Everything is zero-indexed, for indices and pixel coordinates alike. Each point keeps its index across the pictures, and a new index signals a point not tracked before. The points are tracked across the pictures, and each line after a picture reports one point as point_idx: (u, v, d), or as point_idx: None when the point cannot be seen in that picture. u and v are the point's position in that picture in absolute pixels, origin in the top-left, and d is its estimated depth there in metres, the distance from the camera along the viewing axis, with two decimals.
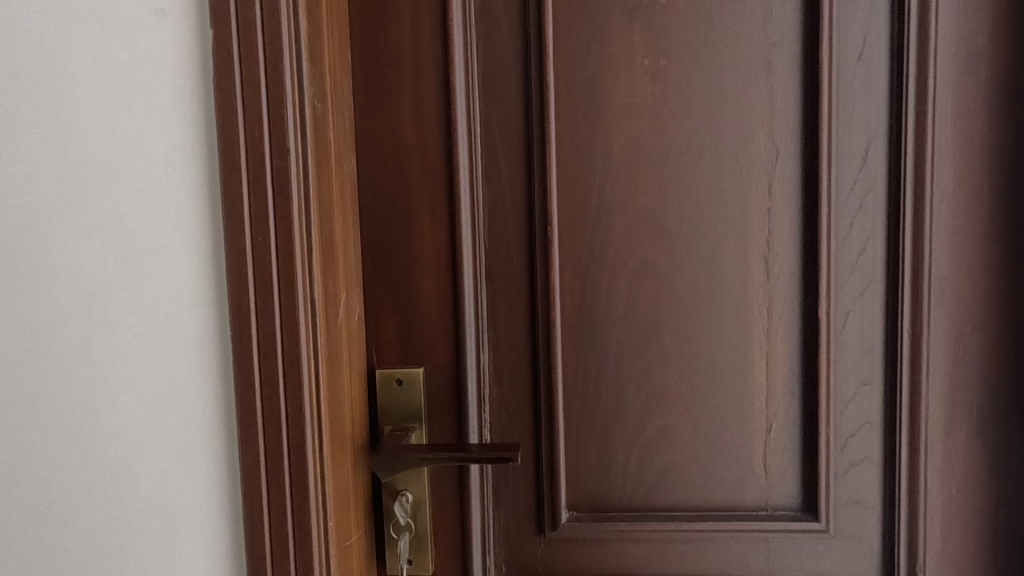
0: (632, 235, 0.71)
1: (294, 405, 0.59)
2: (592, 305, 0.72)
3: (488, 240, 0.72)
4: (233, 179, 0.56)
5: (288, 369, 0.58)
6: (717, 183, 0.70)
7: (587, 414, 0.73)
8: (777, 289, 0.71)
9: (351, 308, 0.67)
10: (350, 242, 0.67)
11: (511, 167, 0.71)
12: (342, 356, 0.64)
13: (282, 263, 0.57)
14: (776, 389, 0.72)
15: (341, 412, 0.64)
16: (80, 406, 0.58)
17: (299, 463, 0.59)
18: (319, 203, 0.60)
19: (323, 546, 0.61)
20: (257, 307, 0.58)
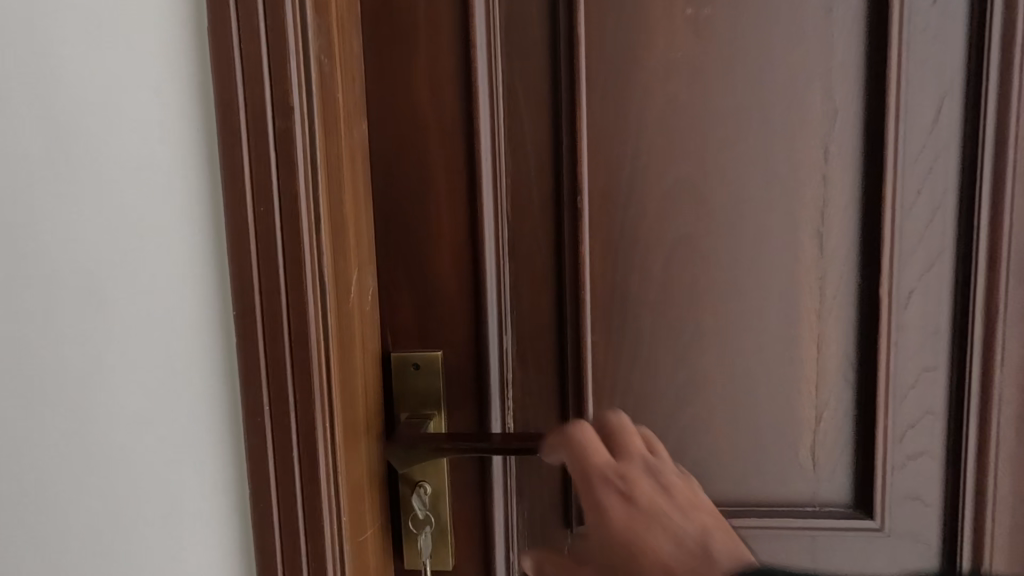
0: (670, 206, 0.64)
1: (302, 390, 0.54)
2: (624, 284, 0.66)
3: (511, 212, 0.66)
4: (233, 143, 0.51)
5: (296, 353, 0.54)
6: (767, 148, 0.63)
7: (618, 402, 0.68)
8: (831, 264, 0.64)
9: (364, 288, 0.62)
10: (363, 215, 0.61)
11: (536, 132, 0.64)
12: (354, 337, 0.59)
13: (288, 235, 0.52)
14: (827, 376, 0.66)
15: (354, 398, 0.59)
16: (70, 439, 0.48)
17: (309, 453, 0.55)
18: (327, 170, 0.54)
19: (337, 541, 0.57)
20: (261, 286, 0.53)
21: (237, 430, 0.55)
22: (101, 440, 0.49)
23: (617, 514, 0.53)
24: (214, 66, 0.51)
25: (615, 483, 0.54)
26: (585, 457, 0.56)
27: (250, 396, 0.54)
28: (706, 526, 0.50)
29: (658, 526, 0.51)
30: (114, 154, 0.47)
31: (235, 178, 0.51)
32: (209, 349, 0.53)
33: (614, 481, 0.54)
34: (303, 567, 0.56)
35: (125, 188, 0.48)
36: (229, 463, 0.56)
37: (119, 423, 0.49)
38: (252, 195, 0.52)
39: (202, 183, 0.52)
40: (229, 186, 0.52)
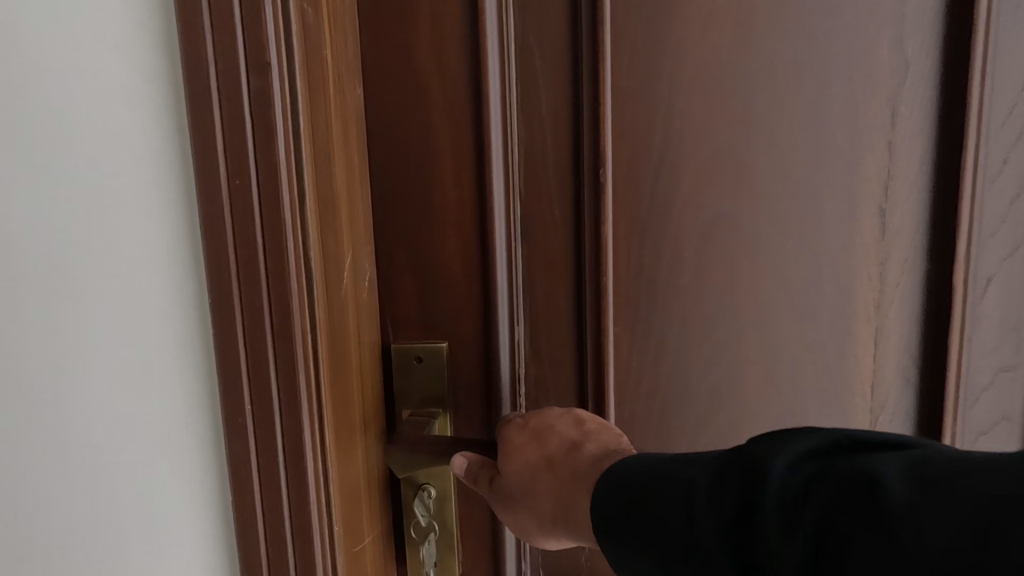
0: (704, 180, 0.56)
1: (287, 388, 0.48)
2: (651, 269, 0.58)
3: (523, 188, 0.58)
4: (204, 106, 0.45)
5: (280, 346, 0.48)
6: (825, 113, 0.54)
7: (644, 403, 0.61)
8: (895, 247, 0.55)
9: (361, 274, 0.55)
10: (358, 193, 0.55)
11: (553, 95, 0.56)
12: (349, 328, 0.53)
13: (268, 214, 0.46)
14: (885, 375, 0.57)
15: (348, 396, 0.53)
16: (61, 467, 0.41)
17: (296, 458, 0.49)
18: (313, 140, 0.48)
19: (329, 552, 0.52)
20: (240, 271, 0.46)
21: (219, 433, 0.50)
22: (94, 459, 0.42)
23: (518, 438, 0.55)
24: (178, 13, 0.44)
25: (520, 417, 0.56)
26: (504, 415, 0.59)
27: (231, 394, 0.48)
28: (589, 435, 0.53)
29: (549, 443, 0.53)
30: (81, 122, 0.40)
31: (207, 148, 0.45)
32: (187, 348, 0.47)
33: (518, 419, 0.56)
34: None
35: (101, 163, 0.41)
36: (218, 471, 0.50)
37: (108, 437, 0.43)
38: (227, 167, 0.45)
39: (176, 155, 0.45)
40: (202, 157, 0.45)
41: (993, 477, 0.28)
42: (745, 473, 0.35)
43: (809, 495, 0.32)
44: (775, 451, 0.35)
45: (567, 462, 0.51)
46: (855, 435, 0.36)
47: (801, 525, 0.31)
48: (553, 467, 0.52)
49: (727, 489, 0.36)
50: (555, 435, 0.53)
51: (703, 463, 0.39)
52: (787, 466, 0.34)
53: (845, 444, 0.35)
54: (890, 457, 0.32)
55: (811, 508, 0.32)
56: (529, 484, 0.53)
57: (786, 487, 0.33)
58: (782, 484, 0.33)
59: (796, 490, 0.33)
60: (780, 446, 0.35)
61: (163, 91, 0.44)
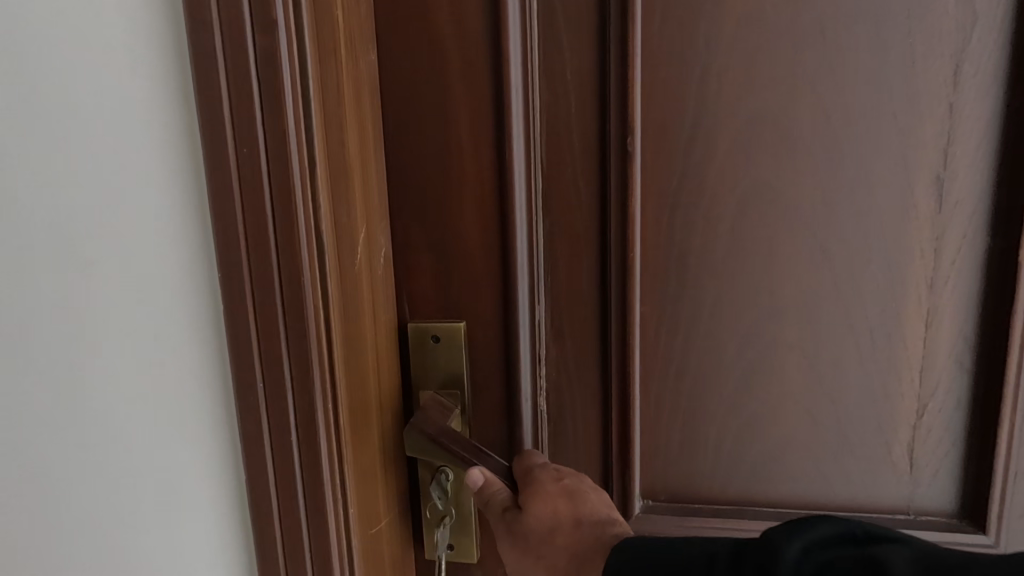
0: (740, 149, 0.52)
1: (299, 367, 0.47)
2: (682, 246, 0.55)
3: (545, 160, 0.55)
4: (208, 67, 0.42)
5: (291, 323, 0.46)
6: (879, 72, 0.49)
7: (671, 388, 0.58)
8: (953, 221, 0.50)
9: (376, 250, 0.53)
10: (372, 164, 0.52)
11: (578, 59, 0.53)
12: (364, 306, 0.51)
13: (276, 184, 0.44)
14: (935, 360, 0.53)
15: (364, 378, 0.51)
16: (74, 433, 0.41)
17: (310, 439, 0.48)
18: (324, 106, 0.45)
19: (343, 536, 0.50)
20: (250, 243, 0.45)
21: (231, 414, 0.48)
22: (104, 439, 0.42)
23: (550, 486, 0.51)
24: None
25: (553, 468, 0.53)
26: (529, 460, 0.55)
27: (242, 370, 0.47)
28: (618, 517, 0.49)
29: (581, 503, 0.49)
30: (80, 86, 0.39)
31: (212, 113, 0.43)
32: (197, 326, 0.45)
33: (552, 471, 0.53)
34: (307, 561, 0.50)
35: (103, 128, 0.40)
36: (233, 451, 0.49)
37: (119, 409, 0.42)
38: (233, 132, 0.43)
39: (179, 122, 0.43)
40: (207, 122, 0.43)
41: None
42: (761, 558, 0.33)
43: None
44: (792, 536, 0.33)
45: (595, 530, 0.48)
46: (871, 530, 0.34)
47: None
48: (578, 529, 0.48)
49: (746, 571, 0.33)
50: (588, 500, 0.50)
51: (722, 543, 0.37)
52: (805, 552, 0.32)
53: (862, 538, 0.34)
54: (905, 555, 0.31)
55: None
56: (548, 537, 0.49)
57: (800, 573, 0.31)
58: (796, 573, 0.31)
59: None
60: (795, 531, 0.34)
61: (164, 52, 0.41)
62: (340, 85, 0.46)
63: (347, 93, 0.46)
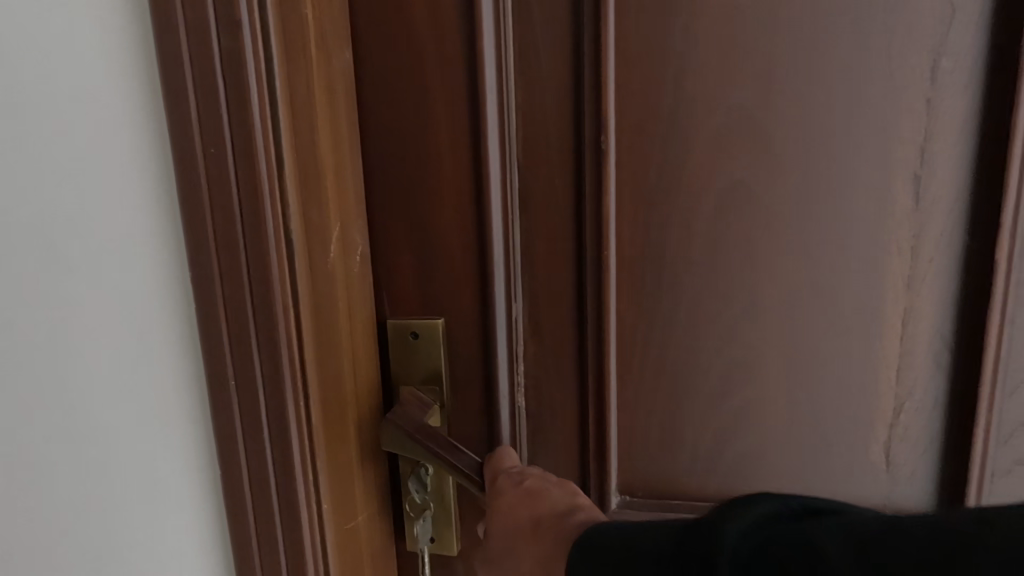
0: (716, 145, 0.52)
1: (269, 365, 0.48)
2: (658, 243, 0.54)
3: (522, 157, 0.55)
4: (175, 70, 0.43)
5: (261, 322, 0.47)
6: (855, 67, 0.48)
7: (649, 385, 0.58)
8: (931, 219, 0.50)
9: (352, 248, 0.52)
10: (348, 160, 0.51)
11: (553, 56, 0.52)
12: (339, 304, 0.51)
13: (245, 185, 0.45)
14: (912, 360, 0.53)
15: (339, 377, 0.51)
16: (56, 443, 0.42)
17: (281, 435, 0.49)
18: (292, 107, 0.45)
19: (317, 528, 0.52)
20: (218, 243, 0.45)
21: (206, 409, 0.50)
22: (88, 432, 0.44)
23: (507, 491, 0.51)
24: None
25: (517, 472, 0.53)
26: (494, 464, 0.55)
27: (217, 366, 0.48)
28: (581, 503, 0.48)
29: (541, 502, 0.49)
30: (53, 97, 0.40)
31: (181, 115, 0.44)
32: (173, 324, 0.47)
33: (512, 474, 0.53)
34: (281, 553, 0.52)
35: (73, 141, 0.41)
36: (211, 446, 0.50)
37: (101, 413, 0.44)
38: (201, 134, 0.44)
39: (151, 127, 0.44)
40: (176, 126, 0.44)
41: (935, 554, 0.28)
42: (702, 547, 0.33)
43: (759, 565, 0.31)
44: (731, 518, 0.34)
45: (552, 527, 0.46)
46: (810, 503, 0.36)
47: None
48: (537, 532, 0.47)
49: (690, 558, 0.33)
50: (547, 496, 0.49)
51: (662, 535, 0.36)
52: (744, 533, 0.33)
53: (795, 509, 0.35)
54: (840, 530, 0.32)
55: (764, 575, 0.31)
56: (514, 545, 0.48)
57: (740, 558, 0.32)
58: (734, 555, 0.32)
59: (750, 557, 0.32)
60: (735, 512, 0.34)
61: (132, 59, 0.42)
62: (309, 83, 0.46)
63: (317, 91, 0.46)
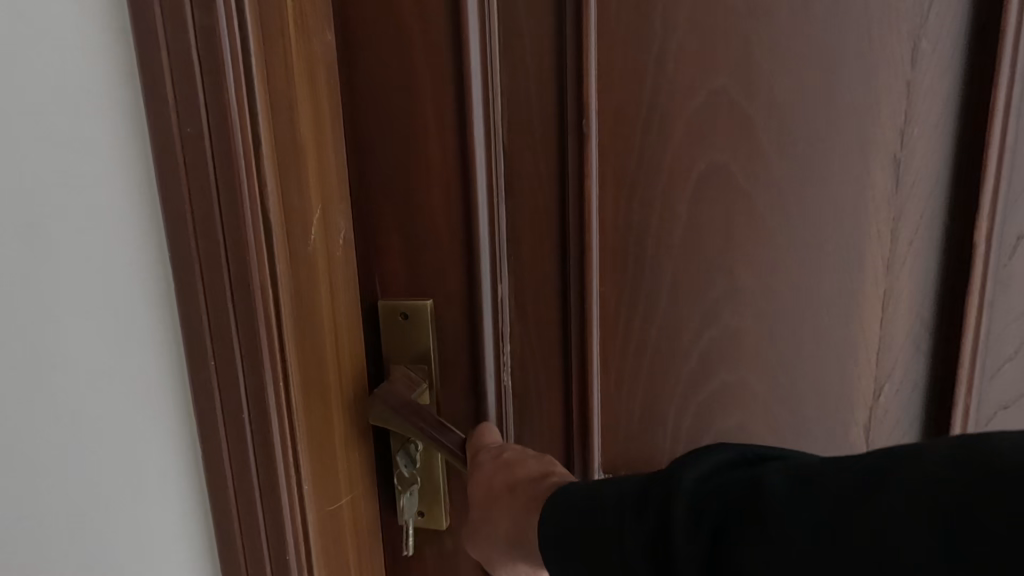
0: (696, 128, 0.52)
1: (248, 341, 0.50)
2: (639, 225, 0.55)
3: (506, 141, 0.56)
4: (152, 59, 0.45)
5: (240, 300, 0.49)
6: (834, 49, 0.49)
7: (631, 365, 0.59)
8: (911, 200, 0.50)
9: (334, 233, 0.55)
10: (328, 148, 0.54)
11: (537, 40, 0.53)
12: (321, 284, 0.53)
13: (222, 167, 0.46)
14: (892, 342, 0.53)
15: (320, 354, 0.54)
16: (55, 428, 0.44)
17: (260, 410, 0.51)
18: (269, 90, 0.47)
19: (297, 500, 0.54)
20: (197, 225, 0.48)
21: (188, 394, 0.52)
22: (83, 418, 0.46)
23: (487, 467, 0.53)
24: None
25: (495, 447, 0.55)
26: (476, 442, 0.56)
27: (197, 343, 0.50)
28: (557, 471, 0.52)
29: (519, 469, 0.52)
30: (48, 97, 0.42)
31: (159, 99, 0.46)
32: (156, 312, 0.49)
33: (492, 449, 0.55)
34: (261, 526, 0.54)
35: (59, 134, 0.42)
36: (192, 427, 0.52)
37: (78, 393, 0.45)
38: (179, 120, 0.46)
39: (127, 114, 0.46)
40: (154, 114, 0.46)
41: (853, 484, 0.31)
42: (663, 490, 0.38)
43: (711, 500, 0.36)
44: (688, 466, 0.38)
45: (527, 492, 0.50)
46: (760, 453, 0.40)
47: (702, 529, 0.35)
48: (512, 496, 0.51)
49: (654, 501, 0.39)
50: (525, 465, 0.52)
51: (631, 483, 0.41)
52: (699, 478, 0.37)
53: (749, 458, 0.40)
54: (778, 466, 0.36)
55: (714, 509, 0.35)
56: (493, 513, 0.51)
57: (693, 501, 0.36)
58: (691, 495, 0.37)
59: (704, 496, 0.36)
60: (694, 462, 0.39)
61: (111, 52, 0.44)
62: (286, 64, 0.48)
63: (294, 70, 0.48)
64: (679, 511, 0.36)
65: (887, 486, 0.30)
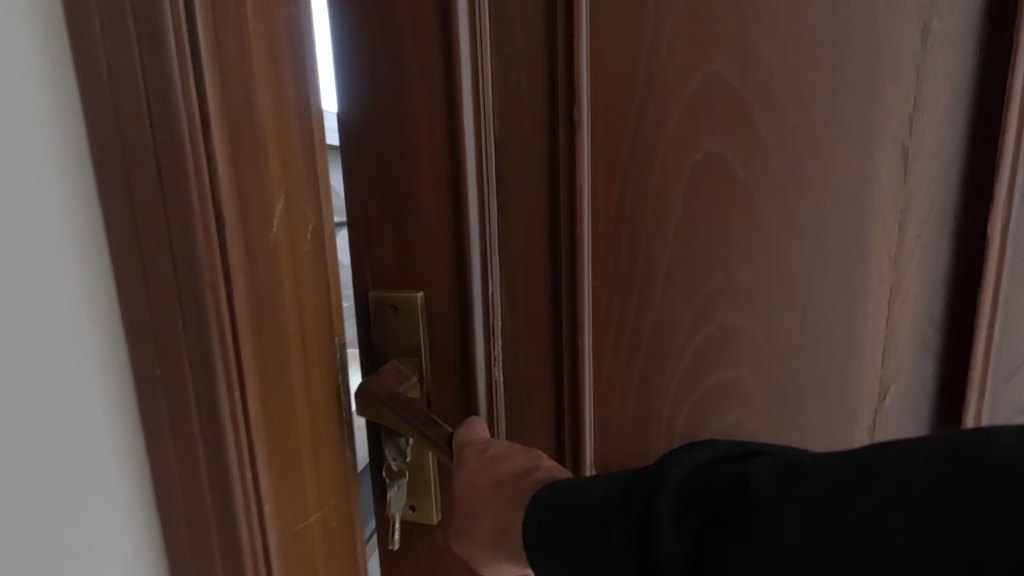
0: (692, 116, 0.51)
1: (196, 352, 0.43)
2: (633, 218, 0.54)
3: (497, 131, 0.54)
4: (83, 27, 0.38)
5: (192, 307, 0.42)
6: (840, 43, 0.48)
7: (624, 361, 0.57)
8: (919, 196, 0.51)
9: (302, 224, 0.48)
10: (295, 129, 0.47)
11: (528, 27, 0.52)
12: (286, 283, 0.47)
13: (165, 151, 0.40)
14: (897, 340, 0.54)
15: (284, 359, 0.48)
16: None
17: (214, 433, 0.44)
18: (219, 59, 0.40)
19: (257, 532, 0.47)
20: (137, 220, 0.41)
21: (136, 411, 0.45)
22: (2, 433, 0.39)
23: (472, 462, 0.52)
24: None
25: (481, 442, 0.54)
26: (466, 434, 0.56)
27: (138, 357, 0.43)
28: (543, 466, 0.51)
29: (506, 463, 0.51)
30: None
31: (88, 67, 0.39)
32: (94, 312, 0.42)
33: (478, 443, 0.54)
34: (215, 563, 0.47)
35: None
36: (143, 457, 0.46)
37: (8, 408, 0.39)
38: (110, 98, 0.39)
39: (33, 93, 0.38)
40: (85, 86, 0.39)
41: (835, 479, 0.29)
42: (649, 487, 0.36)
43: (698, 497, 0.34)
44: (675, 461, 0.37)
45: (511, 486, 0.49)
46: (744, 447, 0.39)
47: (687, 524, 0.33)
48: (495, 492, 0.50)
49: (638, 497, 0.37)
50: (510, 461, 0.51)
51: (615, 479, 0.40)
52: (685, 474, 0.36)
53: (736, 454, 0.38)
54: (762, 461, 0.34)
55: (699, 507, 0.34)
56: (479, 507, 0.50)
57: (680, 495, 0.35)
58: (678, 490, 0.35)
59: (690, 492, 0.35)
60: (680, 456, 0.37)
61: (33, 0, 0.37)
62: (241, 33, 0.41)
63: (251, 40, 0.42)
64: (663, 506, 0.35)
65: (873, 483, 0.28)
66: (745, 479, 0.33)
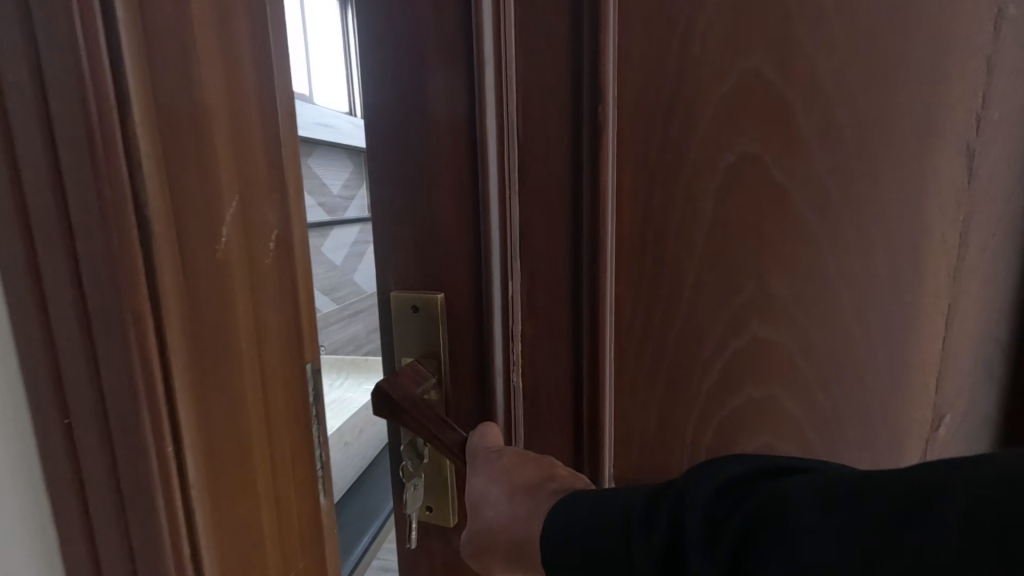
0: (726, 116, 0.47)
1: (120, 415, 0.29)
2: (660, 224, 0.51)
3: (520, 127, 0.52)
4: None
5: (106, 361, 0.29)
6: (891, 40, 0.45)
7: (646, 373, 0.54)
8: (980, 197, 0.50)
9: (260, 234, 0.35)
10: (246, 95, 0.33)
11: (554, 21, 0.50)
12: (240, 318, 0.34)
13: (67, 120, 0.26)
14: (957, 341, 0.53)
15: (234, 418, 0.34)
16: None
17: (144, 530, 0.31)
18: None
19: None
20: (33, 230, 0.27)
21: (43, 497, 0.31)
22: None
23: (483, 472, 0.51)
24: None
25: (495, 450, 0.52)
26: (483, 441, 0.54)
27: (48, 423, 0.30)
28: (558, 475, 0.50)
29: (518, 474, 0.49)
30: None
31: None
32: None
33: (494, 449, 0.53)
34: None
35: None
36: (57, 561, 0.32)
37: None
38: None
39: None
40: None
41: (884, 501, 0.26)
42: (672, 508, 0.34)
43: (729, 521, 0.32)
44: (700, 480, 0.34)
45: (526, 499, 0.47)
46: (782, 463, 0.35)
47: (719, 550, 0.31)
48: (508, 503, 0.48)
49: (664, 517, 0.34)
50: (524, 471, 0.50)
51: (639, 492, 0.38)
52: (713, 492, 0.33)
53: (770, 470, 0.34)
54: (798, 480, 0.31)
55: (730, 533, 0.31)
56: (492, 520, 0.49)
57: (708, 517, 0.32)
58: (705, 514, 0.32)
59: (721, 516, 0.32)
60: (705, 475, 0.34)
61: None
62: None
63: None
64: (691, 526, 0.32)
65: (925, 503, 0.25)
66: (778, 501, 0.30)
